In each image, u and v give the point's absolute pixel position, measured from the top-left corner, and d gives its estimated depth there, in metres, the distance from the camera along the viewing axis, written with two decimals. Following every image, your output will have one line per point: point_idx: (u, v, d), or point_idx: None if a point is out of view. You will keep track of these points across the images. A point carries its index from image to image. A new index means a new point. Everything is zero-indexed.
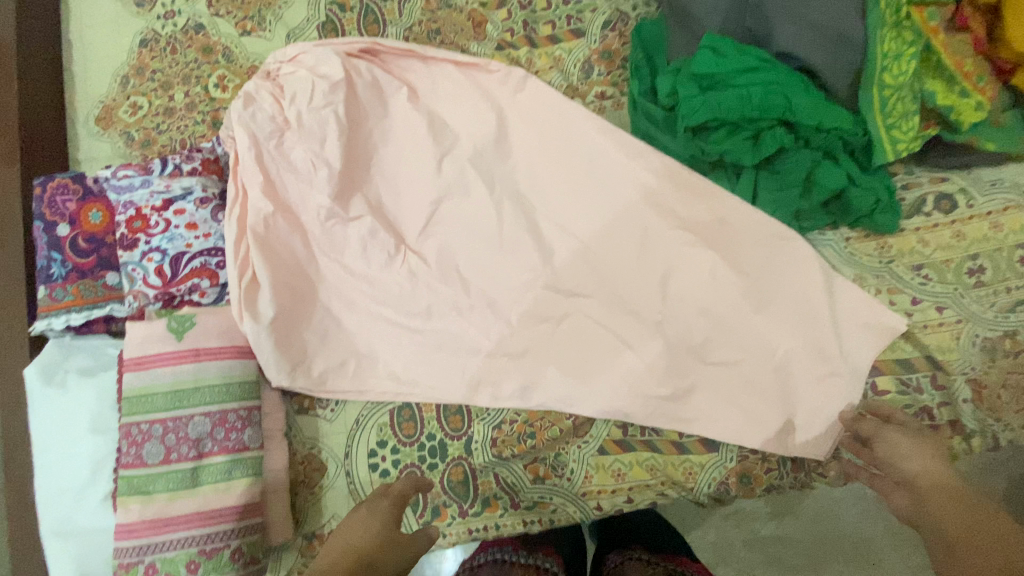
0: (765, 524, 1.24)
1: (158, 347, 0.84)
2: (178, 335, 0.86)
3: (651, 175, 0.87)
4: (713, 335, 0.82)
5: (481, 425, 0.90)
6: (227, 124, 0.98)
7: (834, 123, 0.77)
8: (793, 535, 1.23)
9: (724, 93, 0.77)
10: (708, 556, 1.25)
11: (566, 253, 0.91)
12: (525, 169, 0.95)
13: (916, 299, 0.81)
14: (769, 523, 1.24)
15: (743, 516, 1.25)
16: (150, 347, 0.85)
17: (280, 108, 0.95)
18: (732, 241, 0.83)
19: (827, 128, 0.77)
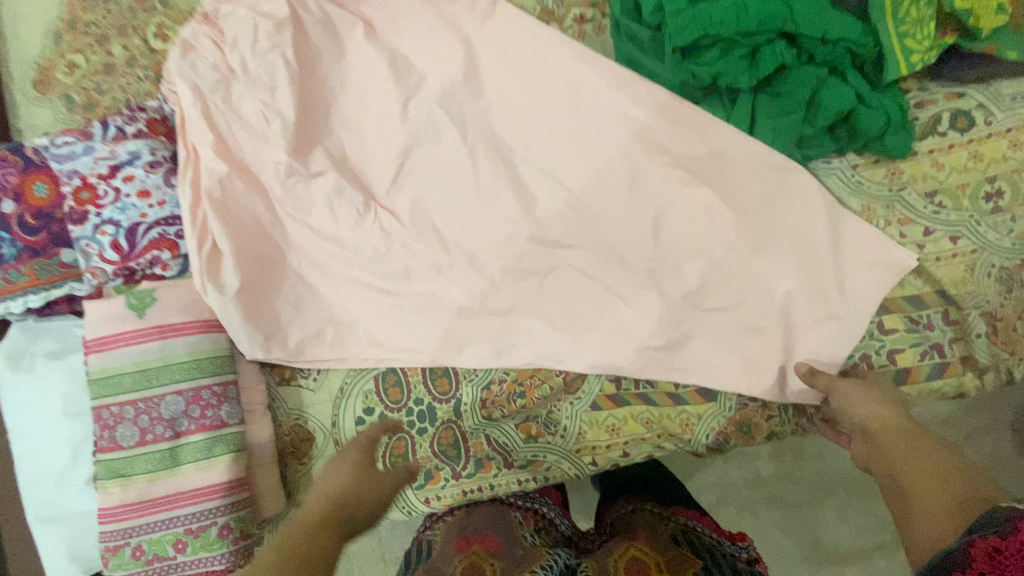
0: (765, 464, 1.24)
1: (119, 325, 0.80)
2: (138, 313, 0.81)
3: (638, 108, 0.79)
4: (710, 281, 0.77)
5: (469, 387, 0.86)
6: (167, 77, 0.88)
7: (841, 31, 0.68)
8: (794, 472, 1.23)
9: (715, 4, 0.68)
10: (710, 498, 1.25)
11: (550, 202, 0.84)
12: (500, 110, 0.86)
13: (928, 229, 0.75)
14: (769, 463, 1.24)
15: (743, 457, 1.24)
16: (111, 325, 0.80)
17: (222, 54, 0.86)
18: (729, 176, 0.75)
19: (834, 38, 0.68)
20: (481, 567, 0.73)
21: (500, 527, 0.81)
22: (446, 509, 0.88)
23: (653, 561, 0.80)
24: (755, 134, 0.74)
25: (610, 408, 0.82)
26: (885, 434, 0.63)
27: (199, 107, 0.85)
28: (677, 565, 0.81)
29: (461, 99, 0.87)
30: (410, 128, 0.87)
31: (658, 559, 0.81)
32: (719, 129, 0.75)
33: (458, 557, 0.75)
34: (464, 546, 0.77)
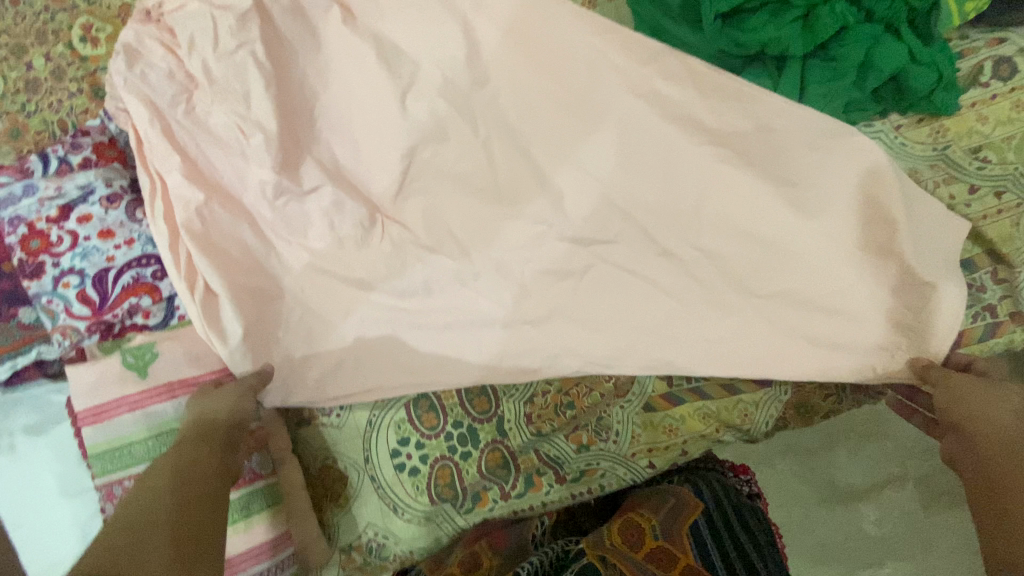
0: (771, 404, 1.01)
1: (117, 389, 0.71)
2: (143, 372, 0.72)
3: (668, 83, 0.71)
4: (759, 263, 0.73)
5: (510, 403, 0.81)
6: (111, 92, 0.75)
7: None
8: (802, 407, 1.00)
9: None
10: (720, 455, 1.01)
11: (579, 195, 0.77)
12: (509, 96, 0.76)
13: (972, 186, 0.72)
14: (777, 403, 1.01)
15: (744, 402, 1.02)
16: (105, 393, 0.71)
17: (178, 60, 0.74)
18: (776, 152, 0.70)
19: None
20: (478, 558, 0.80)
21: (510, 521, 0.86)
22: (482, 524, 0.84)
23: (648, 526, 0.83)
24: (807, 102, 0.68)
25: (661, 406, 0.80)
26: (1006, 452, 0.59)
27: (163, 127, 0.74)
28: (673, 522, 0.84)
29: (464, 87, 0.77)
30: (408, 126, 0.77)
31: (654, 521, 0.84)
32: (760, 100, 0.68)
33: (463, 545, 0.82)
34: (470, 539, 0.83)
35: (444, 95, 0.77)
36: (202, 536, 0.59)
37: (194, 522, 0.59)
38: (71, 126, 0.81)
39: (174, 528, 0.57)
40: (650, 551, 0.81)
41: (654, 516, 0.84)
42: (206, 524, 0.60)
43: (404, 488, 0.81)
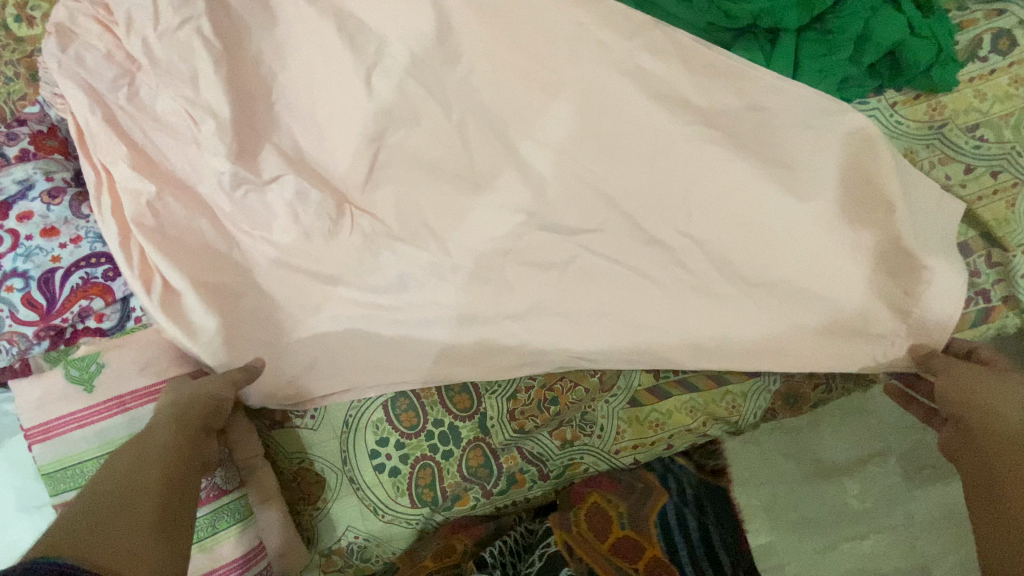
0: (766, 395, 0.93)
1: (68, 403, 0.66)
2: (87, 387, 0.67)
3: (653, 60, 0.66)
4: (750, 251, 0.69)
5: (493, 400, 0.78)
6: (47, 77, 0.70)
7: None
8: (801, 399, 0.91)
9: None
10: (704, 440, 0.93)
11: (561, 182, 0.73)
12: (484, 74, 0.71)
13: (969, 167, 0.69)
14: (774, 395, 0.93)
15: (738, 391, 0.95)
16: (55, 407, 0.66)
17: (118, 42, 0.68)
18: (767, 133, 0.66)
19: None
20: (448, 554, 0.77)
21: (487, 515, 0.83)
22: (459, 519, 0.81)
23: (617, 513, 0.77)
24: (801, 79, 0.64)
25: (647, 399, 0.78)
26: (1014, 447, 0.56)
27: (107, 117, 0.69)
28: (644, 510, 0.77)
29: (435, 65, 0.71)
30: (376, 108, 0.71)
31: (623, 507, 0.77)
32: (751, 76, 0.64)
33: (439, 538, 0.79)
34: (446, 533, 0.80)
35: (413, 75, 0.71)
36: (181, 508, 0.54)
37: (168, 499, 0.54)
38: (7, 114, 0.75)
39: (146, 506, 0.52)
40: (614, 541, 0.75)
41: (621, 502, 0.78)
42: (178, 504, 0.55)
43: (384, 490, 0.79)
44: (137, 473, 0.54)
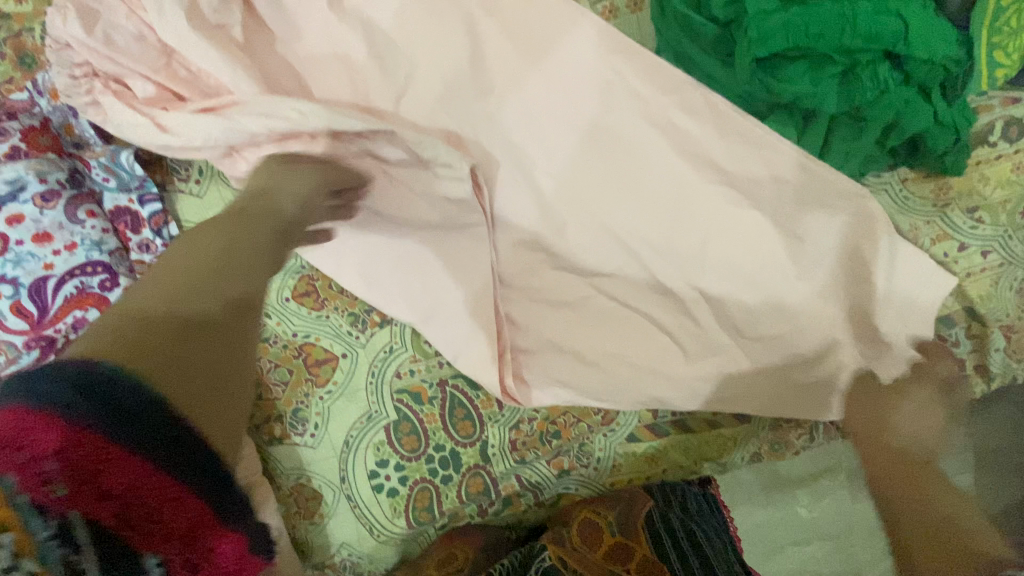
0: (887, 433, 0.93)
1: None
2: None
3: (686, 117, 0.66)
4: (756, 308, 0.72)
5: (495, 429, 0.80)
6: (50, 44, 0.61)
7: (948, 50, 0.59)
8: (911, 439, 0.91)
9: (819, 8, 0.56)
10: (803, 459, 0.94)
11: (583, 225, 0.73)
12: (512, 110, 0.69)
13: (963, 245, 0.73)
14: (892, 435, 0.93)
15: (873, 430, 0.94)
16: None
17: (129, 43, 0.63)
18: (790, 202, 0.68)
19: (939, 59, 0.59)
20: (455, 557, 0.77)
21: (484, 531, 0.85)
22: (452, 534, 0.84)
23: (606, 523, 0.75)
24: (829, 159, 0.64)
25: (644, 435, 0.81)
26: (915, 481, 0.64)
27: (124, 117, 0.62)
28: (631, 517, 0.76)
29: (465, 93, 0.69)
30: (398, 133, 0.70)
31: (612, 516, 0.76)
32: (776, 150, 0.65)
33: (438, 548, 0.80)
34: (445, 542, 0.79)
35: (440, 102, 0.69)
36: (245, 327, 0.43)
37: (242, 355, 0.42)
38: None
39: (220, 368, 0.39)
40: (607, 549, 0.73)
41: (609, 511, 0.76)
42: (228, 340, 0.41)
43: (381, 509, 0.80)
44: (178, 270, 0.43)
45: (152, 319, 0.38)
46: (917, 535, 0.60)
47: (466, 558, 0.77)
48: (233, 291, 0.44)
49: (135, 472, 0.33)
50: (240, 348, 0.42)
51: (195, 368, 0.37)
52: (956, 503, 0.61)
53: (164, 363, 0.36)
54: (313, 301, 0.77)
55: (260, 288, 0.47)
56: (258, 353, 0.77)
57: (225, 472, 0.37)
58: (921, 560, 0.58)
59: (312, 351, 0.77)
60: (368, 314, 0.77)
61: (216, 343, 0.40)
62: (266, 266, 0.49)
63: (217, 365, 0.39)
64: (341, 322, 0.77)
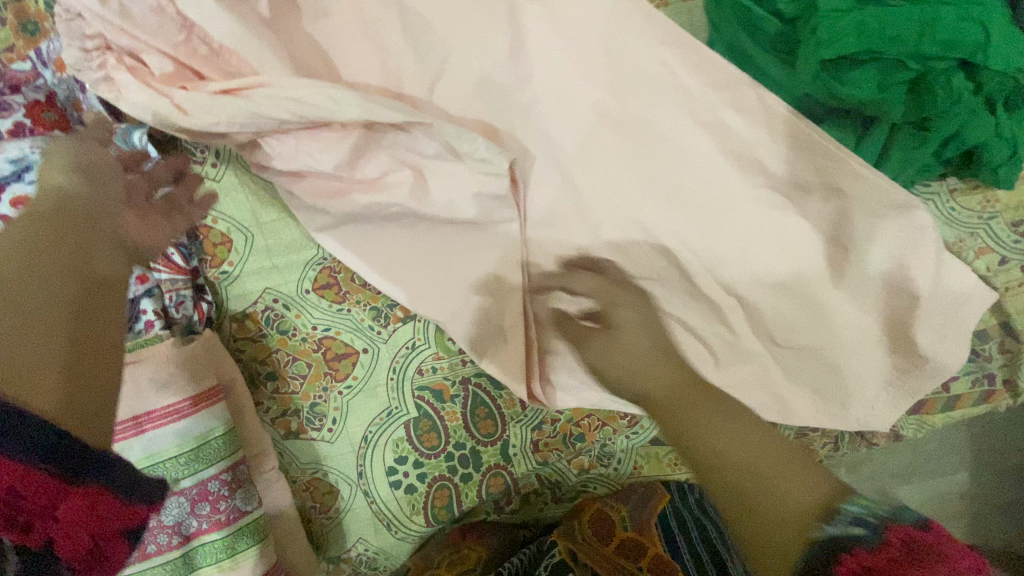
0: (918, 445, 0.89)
1: None
2: None
3: (739, 117, 0.62)
4: (791, 317, 0.71)
5: (517, 429, 0.78)
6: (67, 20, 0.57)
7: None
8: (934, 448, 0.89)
9: (892, 10, 0.53)
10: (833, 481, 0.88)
11: (619, 226, 0.70)
12: (551, 102, 0.66)
13: (1005, 259, 0.71)
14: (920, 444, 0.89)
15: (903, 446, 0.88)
16: None
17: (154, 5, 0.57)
18: (838, 212, 0.65)
19: (1012, 71, 0.55)
20: (468, 555, 0.80)
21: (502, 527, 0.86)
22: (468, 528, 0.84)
23: (620, 517, 0.81)
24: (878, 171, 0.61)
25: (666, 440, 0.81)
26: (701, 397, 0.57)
27: (140, 92, 0.58)
28: (643, 514, 0.82)
29: (503, 83, 0.65)
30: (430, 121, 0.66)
31: (625, 511, 0.82)
32: (835, 158, 0.61)
33: (451, 546, 0.80)
34: (458, 539, 0.81)
35: (475, 93, 0.65)
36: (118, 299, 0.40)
37: (109, 331, 0.38)
38: None
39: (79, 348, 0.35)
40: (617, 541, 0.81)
41: (622, 506, 0.82)
42: (105, 322, 0.38)
43: (399, 505, 0.79)
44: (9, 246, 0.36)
45: (22, 309, 0.33)
46: (719, 483, 0.49)
47: (479, 558, 0.80)
48: (95, 267, 0.39)
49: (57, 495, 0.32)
50: (102, 344, 0.37)
51: (83, 360, 0.35)
52: (735, 442, 0.50)
53: (42, 360, 0.33)
54: (333, 294, 0.73)
55: (109, 245, 0.42)
56: (276, 346, 0.74)
57: (129, 471, 0.37)
58: (739, 516, 0.48)
59: (332, 346, 0.75)
60: (391, 310, 0.74)
61: (96, 310, 0.37)
62: (116, 216, 0.44)
63: (103, 349, 0.37)
64: (363, 317, 0.74)
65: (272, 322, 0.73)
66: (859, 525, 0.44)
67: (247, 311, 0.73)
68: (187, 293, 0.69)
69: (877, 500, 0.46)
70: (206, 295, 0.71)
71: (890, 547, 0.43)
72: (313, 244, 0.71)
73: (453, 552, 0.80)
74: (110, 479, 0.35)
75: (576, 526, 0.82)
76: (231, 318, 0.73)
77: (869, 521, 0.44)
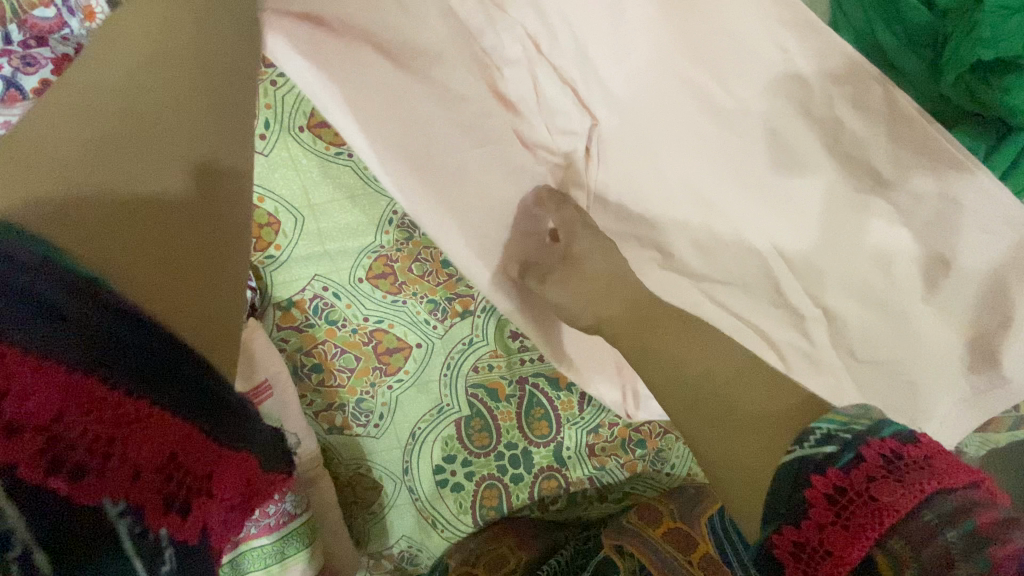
0: None
1: None
2: None
3: (858, 115, 0.55)
4: (883, 334, 0.65)
5: (573, 430, 0.75)
6: None
7: None
8: None
9: None
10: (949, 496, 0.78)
11: (703, 226, 0.65)
12: (645, 86, 0.60)
13: None
14: None
15: None
16: None
17: None
18: (952, 228, 0.57)
19: None
20: (508, 555, 0.77)
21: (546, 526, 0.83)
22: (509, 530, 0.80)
23: (667, 510, 0.78)
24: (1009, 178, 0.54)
25: None
26: (634, 328, 0.51)
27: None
28: (692, 507, 0.78)
29: (599, 66, 0.59)
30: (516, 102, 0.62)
31: (671, 504, 0.79)
32: (962, 171, 0.54)
33: (490, 542, 0.78)
34: (496, 533, 0.78)
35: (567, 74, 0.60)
36: (181, 224, 0.38)
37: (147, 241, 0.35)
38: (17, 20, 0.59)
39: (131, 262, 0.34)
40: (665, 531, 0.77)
41: (670, 500, 0.79)
42: (184, 243, 0.37)
43: (446, 504, 0.76)
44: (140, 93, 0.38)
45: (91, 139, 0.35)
46: (671, 400, 0.45)
47: (519, 562, 0.77)
48: (176, 142, 0.38)
49: (182, 441, 0.32)
50: (204, 252, 0.38)
51: (159, 231, 0.36)
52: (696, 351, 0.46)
53: (121, 246, 0.34)
54: (389, 284, 0.67)
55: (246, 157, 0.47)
56: (323, 336, 0.69)
57: (244, 406, 0.38)
58: (695, 426, 0.43)
59: (383, 339, 0.69)
60: (449, 303, 0.69)
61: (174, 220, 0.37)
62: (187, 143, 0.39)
63: (194, 241, 0.38)
64: (419, 309, 0.69)
65: (320, 310, 0.68)
66: (831, 443, 0.35)
67: (294, 299, 0.67)
68: None
69: (857, 412, 0.36)
70: (250, 280, 0.65)
71: (815, 510, 0.33)
72: (370, 230, 0.65)
73: (494, 550, 0.77)
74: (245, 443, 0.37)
75: (624, 523, 0.79)
76: (276, 306, 0.67)
77: (842, 440, 0.35)
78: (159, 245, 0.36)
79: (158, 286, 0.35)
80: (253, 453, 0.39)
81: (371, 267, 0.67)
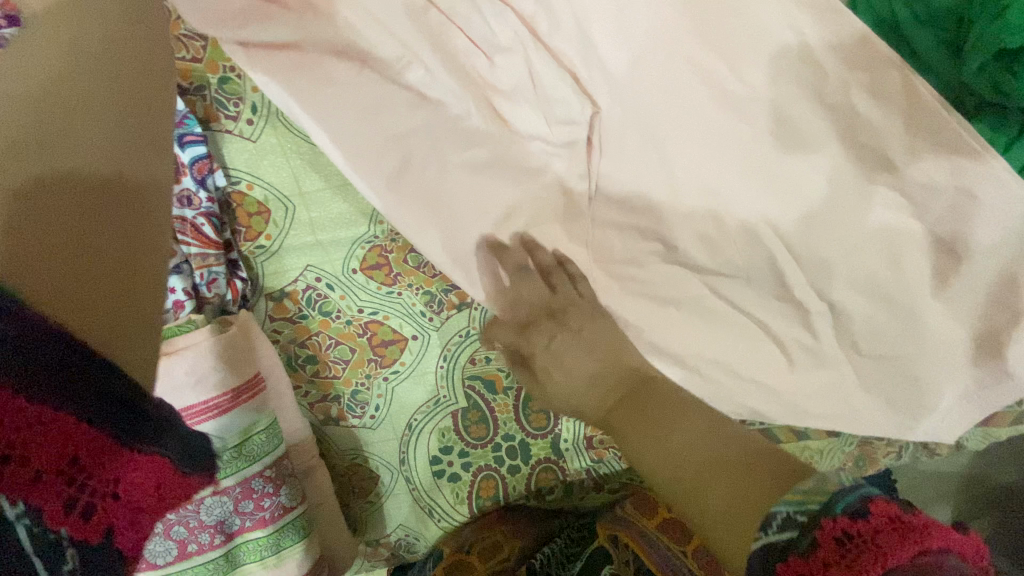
0: None
1: None
2: None
3: (872, 103, 0.53)
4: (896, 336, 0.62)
5: (571, 422, 0.74)
6: None
7: None
8: None
9: None
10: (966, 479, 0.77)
11: (707, 217, 0.62)
12: (648, 71, 0.58)
13: None
14: None
15: None
16: None
17: None
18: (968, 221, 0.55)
19: None
20: (503, 544, 0.77)
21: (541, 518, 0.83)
22: (505, 521, 0.79)
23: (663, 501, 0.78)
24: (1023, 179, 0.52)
25: None
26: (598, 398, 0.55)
27: None
28: None
29: (602, 47, 0.57)
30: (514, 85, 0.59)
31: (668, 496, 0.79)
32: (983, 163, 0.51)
33: (486, 531, 0.78)
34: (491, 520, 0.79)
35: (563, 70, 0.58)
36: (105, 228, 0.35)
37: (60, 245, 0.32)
38: None
39: (68, 241, 0.33)
40: (660, 522, 0.76)
41: None
42: (107, 250, 0.35)
43: (442, 495, 0.76)
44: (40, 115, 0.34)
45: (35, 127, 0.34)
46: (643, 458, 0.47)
47: (513, 550, 0.78)
48: (95, 168, 0.36)
49: (97, 451, 0.30)
50: (121, 255, 0.36)
51: (66, 241, 0.33)
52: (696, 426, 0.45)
53: (40, 234, 0.31)
54: (384, 275, 0.65)
55: (129, 167, 0.39)
56: (316, 328, 0.67)
57: (163, 437, 0.35)
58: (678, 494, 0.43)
59: (378, 331, 0.68)
60: (446, 295, 0.67)
61: (57, 209, 0.33)
62: (101, 141, 0.37)
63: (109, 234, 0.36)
64: (415, 301, 0.67)
65: (313, 302, 0.66)
66: (789, 532, 0.34)
67: (286, 290, 0.65)
68: (219, 270, 0.61)
69: (813, 487, 0.35)
70: (240, 271, 0.63)
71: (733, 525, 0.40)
72: (364, 220, 0.63)
73: (488, 538, 0.77)
74: (177, 456, 0.36)
75: (619, 514, 0.79)
76: (268, 297, 0.65)
77: (797, 526, 0.34)
78: (72, 250, 0.33)
79: (61, 272, 0.32)
80: (167, 454, 0.35)
81: (365, 258, 0.64)
